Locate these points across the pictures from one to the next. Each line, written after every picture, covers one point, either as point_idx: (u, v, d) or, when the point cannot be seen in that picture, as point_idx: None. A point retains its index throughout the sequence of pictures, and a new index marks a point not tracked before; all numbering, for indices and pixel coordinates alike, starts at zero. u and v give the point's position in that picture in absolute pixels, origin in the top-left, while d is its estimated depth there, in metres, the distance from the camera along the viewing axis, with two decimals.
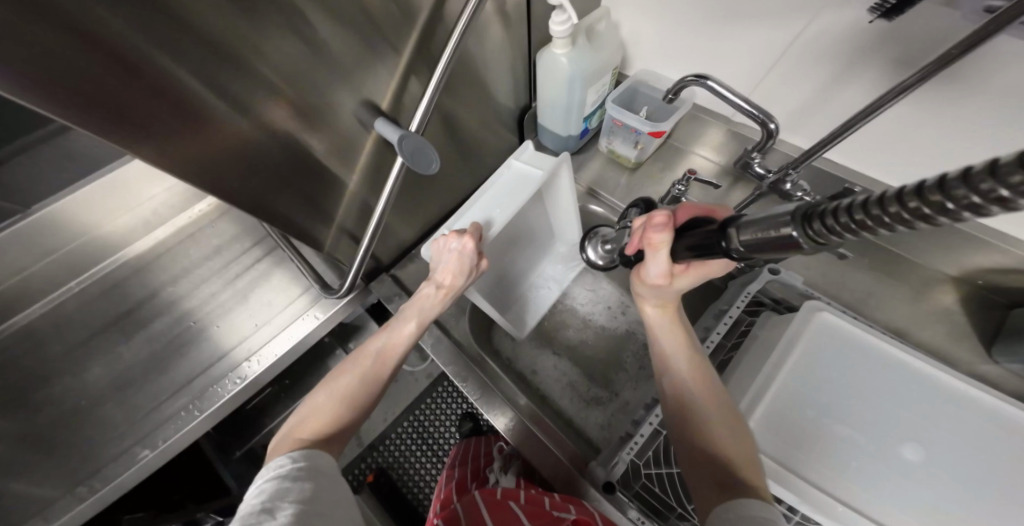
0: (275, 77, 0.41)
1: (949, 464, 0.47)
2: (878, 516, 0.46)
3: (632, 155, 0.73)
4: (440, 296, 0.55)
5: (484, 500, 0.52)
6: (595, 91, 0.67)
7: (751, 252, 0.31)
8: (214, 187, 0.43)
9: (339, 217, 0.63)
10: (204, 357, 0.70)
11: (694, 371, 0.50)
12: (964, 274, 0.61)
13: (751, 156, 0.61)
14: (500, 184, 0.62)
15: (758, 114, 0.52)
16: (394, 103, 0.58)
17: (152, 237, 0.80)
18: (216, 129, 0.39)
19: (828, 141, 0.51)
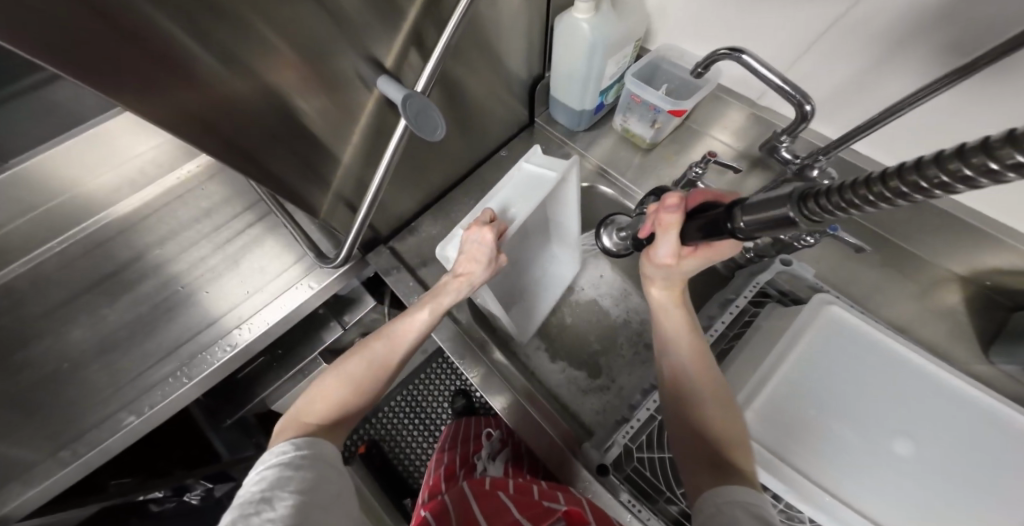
0: (273, 22, 0.37)
1: (939, 459, 0.48)
2: (862, 507, 0.46)
3: (648, 135, 0.71)
4: (457, 283, 0.51)
5: (473, 492, 0.52)
6: (615, 64, 0.64)
7: (755, 231, 0.31)
8: (201, 141, 0.39)
9: (336, 183, 0.60)
10: (192, 323, 0.67)
11: (697, 353, 0.48)
12: (972, 274, 0.60)
13: (780, 139, 0.59)
14: (513, 183, 0.59)
15: (796, 95, 0.51)
16: (399, 60, 0.54)
17: (138, 196, 0.76)
18: (208, 79, 0.36)
19: (865, 127, 0.50)
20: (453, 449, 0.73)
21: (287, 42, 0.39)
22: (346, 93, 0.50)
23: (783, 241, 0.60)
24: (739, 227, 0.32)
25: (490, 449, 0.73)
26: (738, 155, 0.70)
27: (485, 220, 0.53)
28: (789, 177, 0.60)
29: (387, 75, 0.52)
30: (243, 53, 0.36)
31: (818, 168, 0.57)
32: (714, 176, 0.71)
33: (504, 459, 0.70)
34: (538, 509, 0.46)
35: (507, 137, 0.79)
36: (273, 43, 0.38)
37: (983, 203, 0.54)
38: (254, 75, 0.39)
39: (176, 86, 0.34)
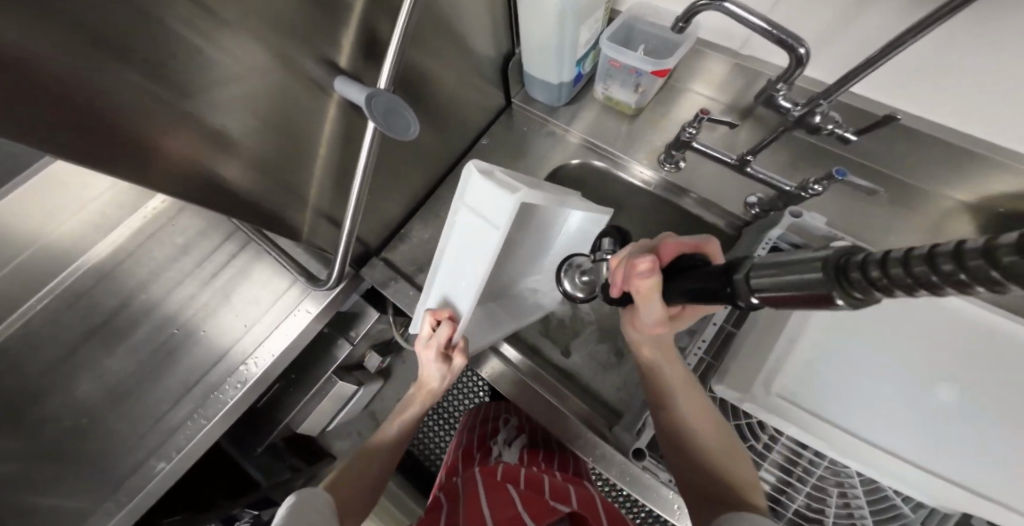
0: (204, 33, 0.32)
1: (977, 397, 0.49)
2: (912, 455, 0.47)
3: (632, 100, 0.67)
4: (421, 396, 0.63)
5: (485, 481, 0.57)
6: (588, 29, 0.59)
7: (769, 302, 0.25)
8: (159, 180, 0.36)
9: (314, 201, 0.57)
10: (197, 364, 0.67)
11: (696, 406, 0.48)
12: (981, 202, 0.60)
13: (776, 87, 0.54)
14: (464, 230, 0.48)
15: (787, 38, 0.45)
16: (356, 62, 0.48)
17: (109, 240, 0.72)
18: (154, 110, 0.32)
19: (866, 67, 0.45)
20: (470, 432, 0.77)
21: (225, 55, 0.34)
22: (305, 108, 0.45)
23: (789, 194, 0.57)
24: (750, 294, 0.25)
25: (506, 433, 0.76)
26: (726, 108, 0.68)
27: (430, 324, 0.53)
28: (789, 125, 0.56)
29: (343, 76, 0.47)
30: (177, 71, 0.32)
31: (820, 115, 0.53)
32: (708, 134, 0.67)
33: (520, 445, 0.74)
34: (543, 508, 0.51)
35: (483, 124, 0.75)
36: (210, 56, 0.33)
37: (982, 126, 0.54)
38: (196, 94, 0.34)
39: (118, 121, 0.30)
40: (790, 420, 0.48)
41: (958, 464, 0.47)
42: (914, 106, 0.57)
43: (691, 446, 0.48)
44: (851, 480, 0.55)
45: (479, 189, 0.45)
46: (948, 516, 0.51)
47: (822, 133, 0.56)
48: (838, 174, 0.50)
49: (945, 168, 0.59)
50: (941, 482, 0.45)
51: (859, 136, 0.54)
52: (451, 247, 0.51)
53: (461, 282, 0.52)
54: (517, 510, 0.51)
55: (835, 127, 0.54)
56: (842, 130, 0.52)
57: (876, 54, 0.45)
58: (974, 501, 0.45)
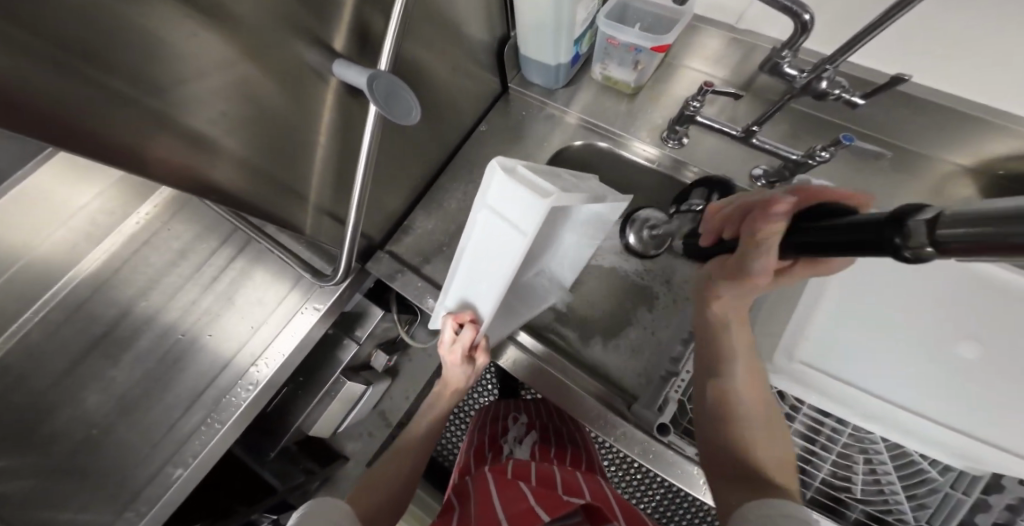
0: (195, 16, 0.30)
1: (996, 354, 0.50)
2: (935, 415, 0.47)
3: (631, 79, 0.67)
4: (447, 394, 0.65)
5: (495, 480, 0.57)
6: (584, 7, 0.58)
7: (951, 256, 0.20)
8: (156, 173, 0.34)
9: (315, 196, 0.56)
10: (205, 368, 0.66)
11: (751, 375, 0.48)
12: (981, 165, 0.61)
13: (780, 55, 0.53)
14: (486, 230, 0.46)
15: (790, 5, 0.45)
16: (350, 48, 0.47)
17: (101, 249, 0.70)
18: (152, 96, 0.31)
19: (871, 32, 0.44)
20: (480, 431, 0.77)
21: (221, 38, 0.33)
22: (301, 96, 0.44)
23: (796, 162, 0.58)
24: (923, 242, 0.22)
25: (517, 430, 0.77)
26: (725, 82, 0.68)
27: (452, 327, 0.55)
28: (795, 93, 0.55)
29: (342, 61, 0.46)
30: (167, 59, 0.30)
31: (826, 81, 0.52)
32: (708, 108, 0.67)
33: (531, 441, 0.74)
34: (556, 501, 0.50)
35: (481, 111, 0.75)
36: (198, 42, 0.32)
37: (978, 91, 0.54)
38: (178, 85, 0.32)
39: (119, 109, 0.29)
40: (810, 387, 0.49)
41: (981, 422, 0.47)
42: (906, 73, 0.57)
43: (728, 430, 0.47)
44: (876, 447, 0.56)
45: (503, 189, 0.42)
46: (975, 483, 0.53)
47: (828, 100, 0.55)
48: (844, 139, 0.50)
49: (945, 133, 0.59)
50: (965, 439, 0.46)
51: (867, 99, 0.54)
52: (473, 246, 0.49)
53: (482, 284, 0.51)
54: (529, 501, 0.50)
55: (842, 92, 0.53)
56: (850, 94, 0.51)
57: (879, 20, 0.44)
58: (1002, 458, 0.45)
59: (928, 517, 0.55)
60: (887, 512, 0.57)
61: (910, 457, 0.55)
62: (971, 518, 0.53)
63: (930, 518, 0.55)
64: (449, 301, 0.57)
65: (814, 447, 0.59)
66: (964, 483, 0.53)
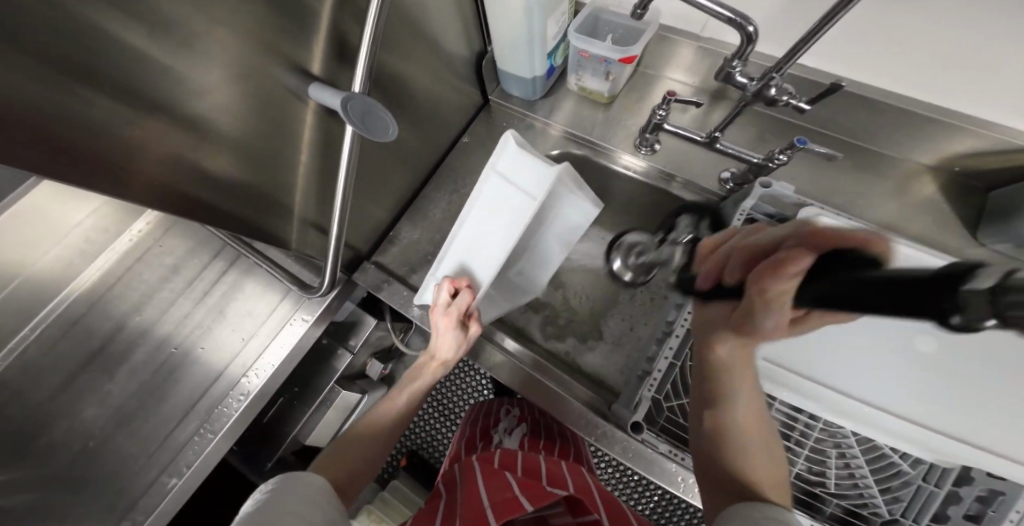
0: (170, 43, 0.33)
1: (957, 345, 0.51)
2: (900, 409, 0.50)
3: (605, 89, 0.69)
4: (432, 368, 0.64)
5: (482, 469, 0.58)
6: (555, 22, 0.60)
7: None
8: (151, 192, 0.37)
9: (300, 209, 0.58)
10: (199, 380, 0.67)
11: (750, 399, 0.46)
12: (941, 162, 0.63)
13: (731, 65, 0.54)
14: (492, 193, 0.60)
15: (735, 18, 0.47)
16: (326, 69, 0.49)
17: (94, 266, 0.72)
18: (140, 122, 0.33)
19: (809, 38, 0.46)
20: (473, 423, 0.80)
21: (199, 65, 0.36)
22: (280, 115, 0.46)
23: (758, 165, 0.59)
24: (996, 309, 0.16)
25: (508, 421, 0.79)
26: (696, 90, 0.70)
27: (447, 292, 0.57)
28: (749, 99, 0.57)
29: (318, 82, 0.48)
30: (149, 85, 0.33)
31: (775, 87, 0.53)
32: (681, 116, 0.69)
33: (521, 432, 0.76)
34: (541, 491, 0.51)
35: (463, 123, 0.78)
36: (173, 67, 0.34)
37: (933, 94, 0.56)
38: (159, 113, 0.35)
39: (107, 131, 0.32)
40: (780, 384, 0.52)
41: (950, 416, 0.49)
42: (864, 77, 0.59)
43: (733, 448, 0.46)
44: (847, 441, 0.58)
45: (515, 158, 0.59)
46: (946, 475, 0.54)
47: (778, 106, 0.56)
48: (798, 142, 0.52)
49: (904, 134, 0.62)
50: (935, 433, 0.48)
51: (813, 105, 0.55)
52: (474, 217, 0.61)
53: (483, 251, 0.60)
54: (514, 492, 0.51)
55: (791, 99, 0.54)
56: (798, 99, 0.52)
57: (816, 26, 0.46)
58: (964, 448, 0.47)
59: (902, 510, 0.57)
60: (862, 506, 0.59)
61: (881, 450, 0.57)
62: (945, 510, 0.55)
63: (904, 511, 0.57)
64: (440, 270, 0.62)
65: (790, 441, 0.61)
66: (935, 475, 0.55)
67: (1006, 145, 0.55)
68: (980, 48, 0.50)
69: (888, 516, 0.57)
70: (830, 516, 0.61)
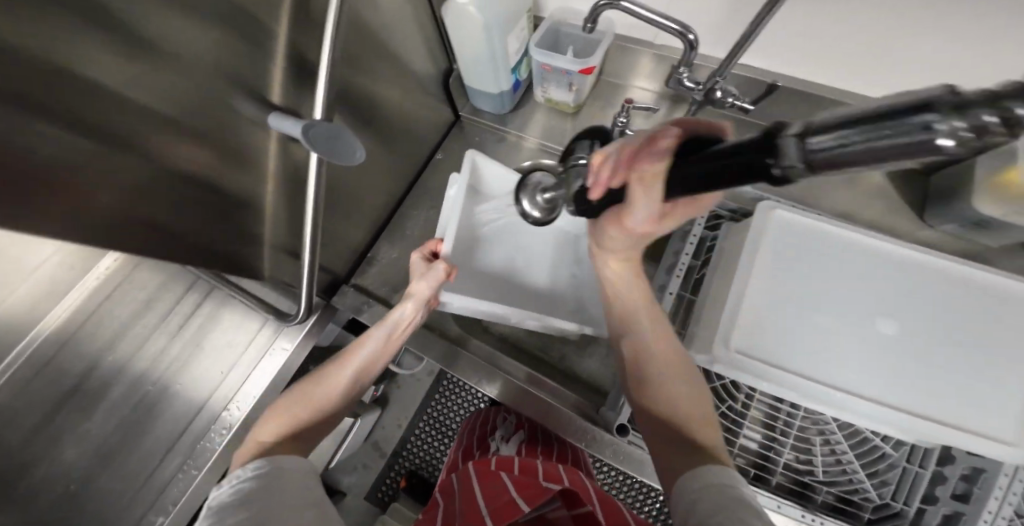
0: (125, 78, 0.32)
1: (913, 329, 0.55)
2: (879, 395, 0.52)
3: (570, 99, 0.71)
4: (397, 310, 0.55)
5: (477, 471, 0.58)
6: (515, 38, 0.62)
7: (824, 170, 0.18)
8: (109, 227, 0.37)
9: (270, 235, 0.58)
10: (180, 415, 0.65)
11: (658, 340, 0.51)
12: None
13: (679, 71, 0.56)
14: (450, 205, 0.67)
15: (677, 27, 0.48)
16: (290, 96, 0.50)
17: (58, 308, 0.71)
18: (100, 158, 0.33)
19: (748, 39, 0.48)
20: (470, 433, 0.80)
21: (157, 98, 0.36)
22: (244, 145, 0.47)
23: None
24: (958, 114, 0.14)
25: (506, 427, 0.79)
26: (655, 96, 0.72)
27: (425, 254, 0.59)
28: (698, 103, 0.59)
29: (276, 112, 0.48)
30: (109, 124, 0.33)
31: (720, 90, 0.56)
32: (643, 121, 0.72)
33: (518, 440, 0.76)
34: (537, 488, 0.52)
35: (437, 140, 0.78)
36: (134, 106, 0.34)
37: (876, 87, 0.59)
38: (120, 147, 0.34)
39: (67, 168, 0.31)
40: (762, 377, 0.53)
41: (916, 397, 0.52)
42: (812, 75, 0.62)
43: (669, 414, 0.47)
44: (830, 427, 0.60)
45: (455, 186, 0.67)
46: (929, 455, 0.57)
47: (725, 108, 0.58)
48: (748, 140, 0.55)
49: None
50: (914, 418, 0.51)
51: (755, 106, 0.56)
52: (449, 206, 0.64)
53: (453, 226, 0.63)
54: (512, 495, 0.51)
55: (735, 101, 0.56)
56: (741, 101, 0.54)
57: (751, 25, 0.47)
58: (943, 429, 0.50)
59: (891, 493, 0.58)
60: (853, 492, 0.60)
61: (863, 434, 0.59)
62: (932, 491, 0.56)
63: (894, 494, 0.58)
64: None
65: (775, 433, 0.62)
66: (919, 457, 0.57)
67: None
68: (917, 41, 0.52)
69: (878, 500, 0.58)
70: (823, 504, 0.60)
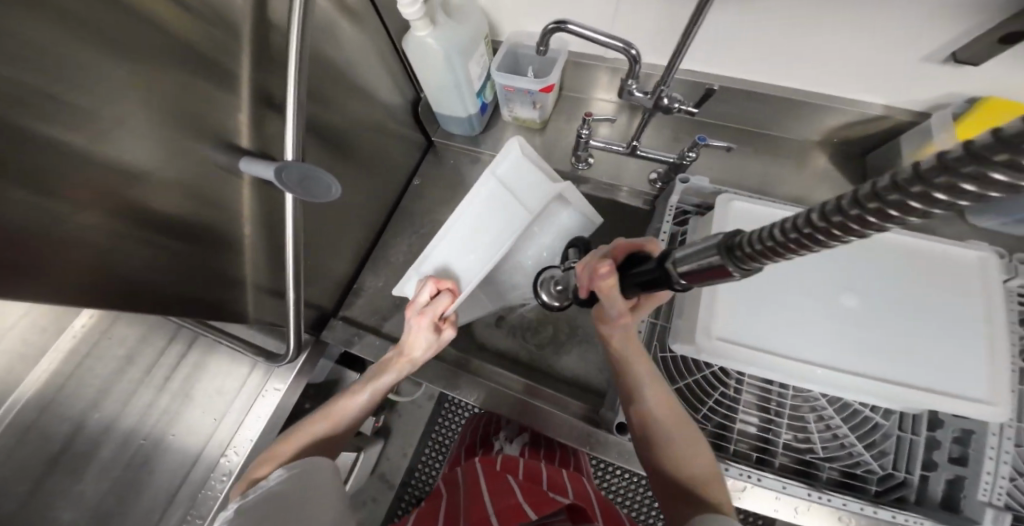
0: (91, 137, 0.34)
1: (872, 301, 0.58)
2: (852, 367, 0.55)
3: (535, 115, 0.73)
4: (399, 364, 0.56)
5: (486, 471, 0.60)
6: (476, 63, 0.64)
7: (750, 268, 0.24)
8: (86, 275, 0.38)
9: (251, 276, 0.58)
10: (177, 467, 0.65)
11: (659, 395, 0.51)
12: (826, 137, 0.71)
13: (628, 84, 0.58)
14: (490, 194, 0.65)
15: (619, 45, 0.51)
16: (260, 142, 0.52)
17: (39, 370, 0.68)
18: (71, 211, 0.35)
19: (684, 47, 0.51)
20: (474, 431, 0.85)
21: (123, 154, 0.37)
22: (217, 192, 0.48)
23: (675, 164, 0.65)
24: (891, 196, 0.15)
25: (507, 431, 0.80)
26: (613, 105, 0.75)
27: (430, 291, 0.57)
28: (649, 110, 0.61)
29: (249, 155, 0.50)
30: (77, 182, 0.34)
31: (667, 98, 0.58)
32: (606, 130, 0.75)
33: (522, 441, 0.77)
34: (543, 499, 0.52)
35: (412, 166, 0.81)
36: (109, 163, 0.36)
37: (812, 78, 0.63)
38: (95, 201, 0.36)
39: (33, 223, 0.32)
40: (744, 361, 0.55)
41: (890, 364, 0.55)
42: (749, 75, 0.66)
43: (664, 450, 0.49)
44: (820, 403, 0.62)
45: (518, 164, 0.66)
46: (920, 420, 0.59)
47: (673, 113, 0.60)
48: (699, 141, 0.57)
49: (792, 117, 0.70)
50: (884, 383, 0.53)
51: (700, 107, 0.60)
52: (461, 225, 0.65)
53: (469, 255, 0.65)
54: (516, 494, 0.53)
55: (681, 105, 0.59)
56: (687, 105, 0.57)
57: (685, 33, 0.51)
58: (917, 393, 0.53)
59: (892, 463, 0.59)
60: (856, 466, 0.61)
61: (852, 406, 0.61)
62: (930, 457, 0.58)
63: (895, 463, 0.59)
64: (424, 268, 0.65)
65: (771, 414, 0.64)
66: (910, 423, 0.59)
67: (864, 116, 0.65)
68: (842, 32, 0.55)
69: (881, 472, 0.59)
70: (828, 481, 0.61)
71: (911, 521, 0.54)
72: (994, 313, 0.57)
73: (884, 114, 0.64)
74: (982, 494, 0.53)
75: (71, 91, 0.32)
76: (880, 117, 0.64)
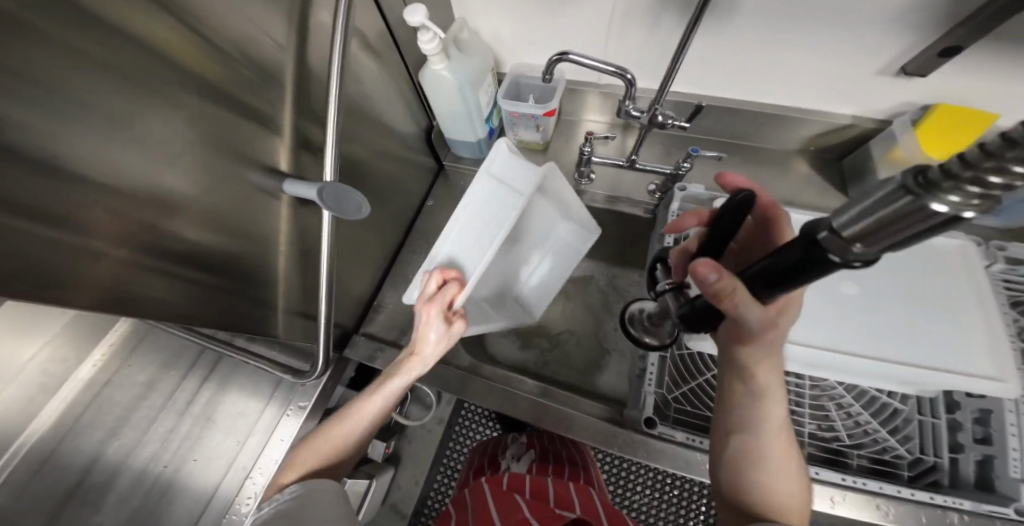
0: (166, 162, 0.38)
1: (868, 288, 0.64)
2: (856, 348, 0.59)
3: (538, 137, 0.82)
4: (410, 362, 0.53)
5: (491, 491, 0.60)
6: (485, 92, 0.72)
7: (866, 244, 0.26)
8: (143, 286, 0.40)
9: (283, 292, 0.60)
10: (195, 499, 0.61)
11: (775, 438, 0.49)
12: (803, 145, 0.82)
13: (626, 104, 0.67)
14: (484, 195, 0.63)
15: (615, 70, 0.60)
16: (298, 163, 0.57)
17: (56, 400, 0.67)
18: (136, 229, 0.37)
19: (672, 73, 0.61)
20: (481, 453, 0.82)
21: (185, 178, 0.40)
22: (260, 207, 0.51)
23: (671, 175, 0.73)
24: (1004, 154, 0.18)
25: (515, 448, 0.79)
26: (607, 125, 0.85)
27: (435, 283, 0.55)
28: (646, 127, 0.70)
29: (291, 177, 0.54)
30: (145, 205, 0.37)
31: (661, 115, 0.66)
32: (603, 148, 0.84)
33: (529, 458, 0.76)
34: (551, 513, 0.52)
35: (426, 189, 0.87)
36: (166, 190, 0.39)
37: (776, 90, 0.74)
38: (164, 218, 0.39)
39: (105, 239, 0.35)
40: None
41: (898, 347, 0.59)
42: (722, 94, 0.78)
43: (765, 483, 0.48)
44: (837, 392, 0.66)
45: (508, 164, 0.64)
46: (938, 404, 0.61)
47: (667, 128, 0.69)
48: (692, 150, 0.66)
49: (767, 128, 0.80)
50: (890, 364, 0.57)
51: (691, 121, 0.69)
52: (466, 220, 0.63)
53: (478, 247, 0.62)
54: (526, 515, 0.52)
55: (674, 122, 0.68)
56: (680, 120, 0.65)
57: (673, 61, 0.61)
58: (921, 371, 0.57)
59: (919, 447, 0.60)
60: (884, 453, 0.62)
61: (869, 393, 0.64)
62: (955, 439, 0.58)
63: (922, 449, 0.60)
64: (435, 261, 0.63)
65: (791, 403, 0.67)
66: (929, 407, 0.61)
67: (833, 126, 0.76)
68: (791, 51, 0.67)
69: (910, 457, 0.61)
70: (859, 469, 0.62)
71: (950, 501, 0.55)
72: (986, 297, 0.62)
73: (853, 121, 0.75)
74: (1013, 472, 0.52)
75: (154, 123, 0.36)
76: (848, 124, 0.75)
